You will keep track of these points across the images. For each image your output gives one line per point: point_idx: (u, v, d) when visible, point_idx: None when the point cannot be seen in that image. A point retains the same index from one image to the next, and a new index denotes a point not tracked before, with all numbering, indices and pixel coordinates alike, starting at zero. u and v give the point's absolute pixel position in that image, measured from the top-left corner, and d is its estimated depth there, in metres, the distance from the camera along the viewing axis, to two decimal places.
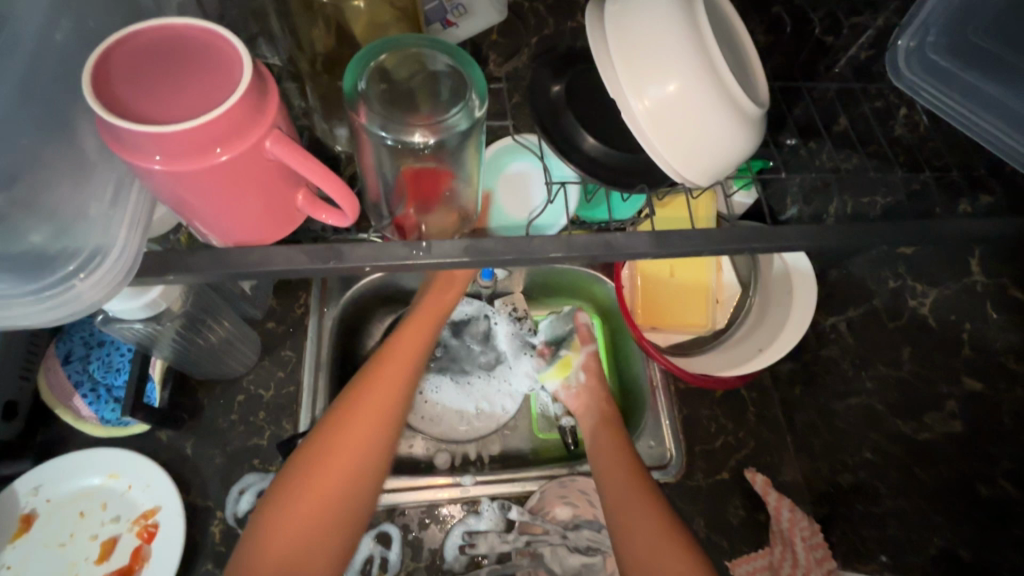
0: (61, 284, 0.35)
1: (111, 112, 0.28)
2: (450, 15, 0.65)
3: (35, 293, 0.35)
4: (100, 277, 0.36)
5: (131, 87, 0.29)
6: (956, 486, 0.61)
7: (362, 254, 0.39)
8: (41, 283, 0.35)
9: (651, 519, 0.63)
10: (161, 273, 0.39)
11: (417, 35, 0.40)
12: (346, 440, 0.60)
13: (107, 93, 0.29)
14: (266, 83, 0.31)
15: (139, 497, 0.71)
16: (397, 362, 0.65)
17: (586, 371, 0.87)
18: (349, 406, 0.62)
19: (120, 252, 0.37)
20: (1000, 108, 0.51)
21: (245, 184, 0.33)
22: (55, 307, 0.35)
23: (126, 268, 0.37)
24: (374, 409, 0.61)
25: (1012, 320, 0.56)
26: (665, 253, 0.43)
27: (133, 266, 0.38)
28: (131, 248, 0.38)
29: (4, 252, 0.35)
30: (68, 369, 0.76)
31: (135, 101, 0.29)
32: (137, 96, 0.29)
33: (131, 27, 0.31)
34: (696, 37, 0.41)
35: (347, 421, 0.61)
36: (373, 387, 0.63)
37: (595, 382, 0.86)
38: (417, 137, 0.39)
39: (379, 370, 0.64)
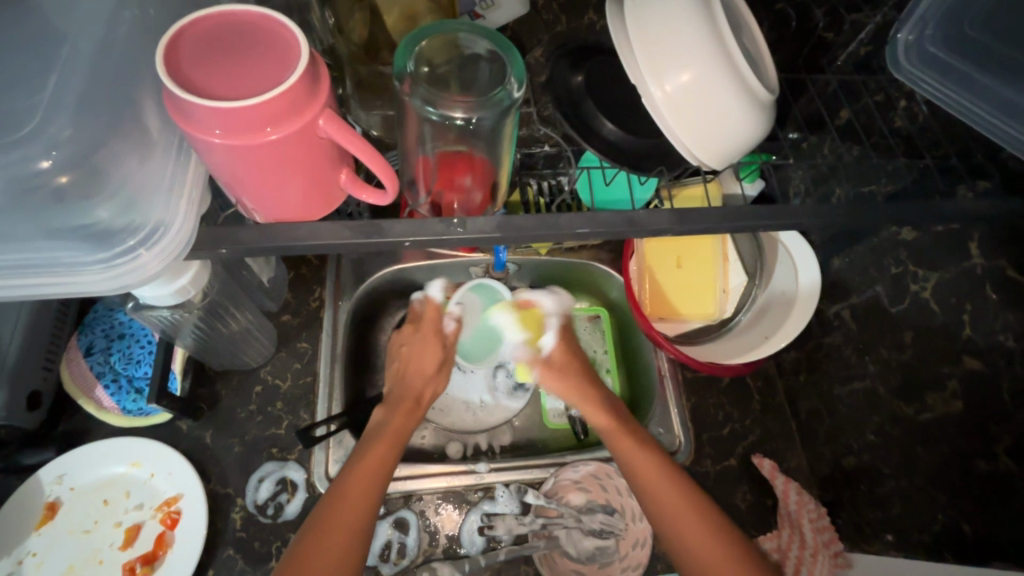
0: (127, 254, 0.38)
1: (181, 90, 0.30)
2: (479, 7, 0.67)
3: (106, 261, 0.38)
4: (162, 250, 0.39)
5: (198, 67, 0.31)
6: (957, 464, 0.63)
7: (402, 230, 0.41)
8: (109, 252, 0.38)
9: (672, 487, 0.66)
10: (212, 247, 0.41)
11: (457, 22, 0.42)
12: (316, 554, 0.57)
13: (176, 72, 0.31)
14: (319, 65, 0.34)
15: (162, 484, 0.73)
16: (364, 471, 0.64)
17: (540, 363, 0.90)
18: (316, 523, 0.60)
19: (180, 227, 0.40)
20: (994, 96, 0.54)
21: (296, 160, 0.35)
22: (122, 275, 0.38)
23: (185, 242, 0.40)
24: (344, 521, 0.60)
25: (1010, 301, 0.58)
26: (682, 231, 0.45)
27: (191, 240, 0.40)
28: (188, 224, 0.40)
29: (74, 222, 0.37)
30: (90, 360, 0.77)
31: (200, 79, 0.31)
32: (203, 76, 0.31)
33: (197, 11, 0.33)
34: (713, 26, 0.43)
35: (315, 535, 0.58)
36: (341, 501, 0.61)
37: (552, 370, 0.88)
38: (459, 113, 0.41)
39: (347, 481, 0.63)
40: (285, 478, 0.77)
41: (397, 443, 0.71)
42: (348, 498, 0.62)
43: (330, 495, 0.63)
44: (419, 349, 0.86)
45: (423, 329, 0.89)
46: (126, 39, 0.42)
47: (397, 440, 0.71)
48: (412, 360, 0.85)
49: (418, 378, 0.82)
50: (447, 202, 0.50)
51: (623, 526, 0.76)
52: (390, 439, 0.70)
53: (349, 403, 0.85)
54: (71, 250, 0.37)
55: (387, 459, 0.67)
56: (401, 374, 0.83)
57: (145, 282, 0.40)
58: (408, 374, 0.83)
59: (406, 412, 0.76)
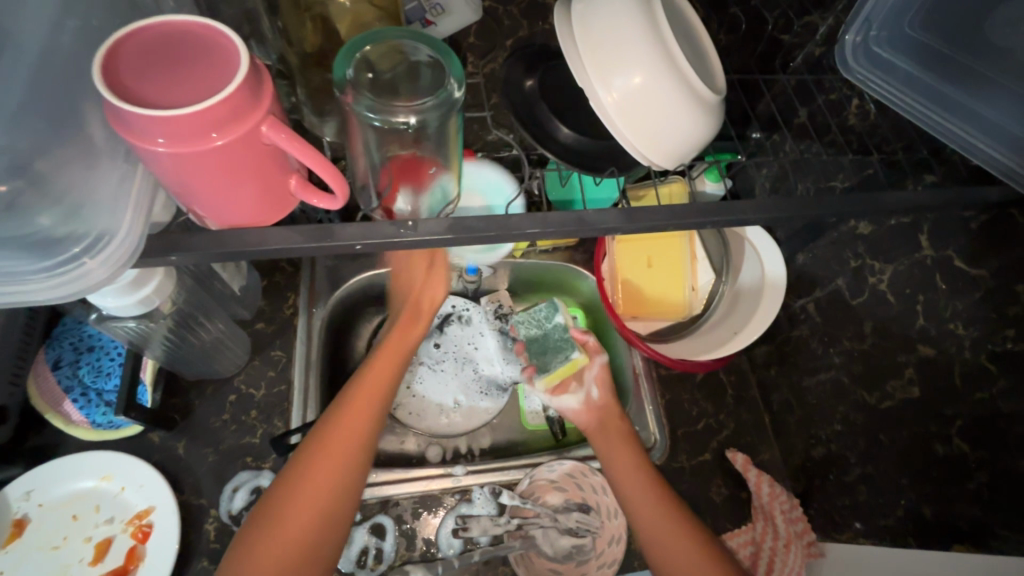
0: (70, 262, 0.39)
1: (119, 99, 0.30)
2: (429, 14, 0.69)
3: (46, 271, 0.39)
4: (106, 258, 0.40)
5: (137, 77, 0.32)
6: (918, 447, 0.64)
7: (352, 233, 0.42)
8: (52, 260, 0.39)
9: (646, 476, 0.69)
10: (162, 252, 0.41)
11: (399, 31, 0.43)
12: (304, 494, 0.58)
13: (115, 81, 0.31)
14: (260, 72, 0.34)
15: (133, 498, 0.72)
16: (354, 412, 0.64)
17: (598, 385, 0.79)
18: (303, 462, 0.60)
19: (124, 237, 0.41)
20: (933, 93, 0.57)
21: (242, 166, 0.35)
22: (66, 283, 0.40)
23: (131, 250, 0.41)
24: (332, 464, 0.60)
25: (958, 289, 0.60)
26: (632, 229, 0.46)
27: (136, 248, 0.42)
28: (133, 233, 0.42)
29: (13, 232, 0.37)
30: (58, 374, 0.76)
31: (140, 88, 0.32)
32: (143, 85, 0.32)
33: (135, 22, 0.33)
34: (657, 35, 0.45)
35: (302, 475, 0.59)
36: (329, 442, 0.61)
37: (607, 398, 0.79)
38: (401, 118, 0.42)
39: (337, 418, 0.63)
40: (260, 487, 0.77)
41: (390, 375, 0.69)
42: (337, 438, 0.62)
43: (316, 431, 0.63)
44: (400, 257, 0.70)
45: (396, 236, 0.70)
46: (76, 52, 0.42)
47: (388, 374, 0.69)
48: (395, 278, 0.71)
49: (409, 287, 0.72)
50: (401, 204, 0.50)
51: (598, 524, 0.77)
52: (383, 371, 0.69)
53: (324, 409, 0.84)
54: (12, 260, 0.37)
55: (376, 399, 0.66)
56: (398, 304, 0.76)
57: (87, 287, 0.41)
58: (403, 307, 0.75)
59: (401, 337, 0.73)
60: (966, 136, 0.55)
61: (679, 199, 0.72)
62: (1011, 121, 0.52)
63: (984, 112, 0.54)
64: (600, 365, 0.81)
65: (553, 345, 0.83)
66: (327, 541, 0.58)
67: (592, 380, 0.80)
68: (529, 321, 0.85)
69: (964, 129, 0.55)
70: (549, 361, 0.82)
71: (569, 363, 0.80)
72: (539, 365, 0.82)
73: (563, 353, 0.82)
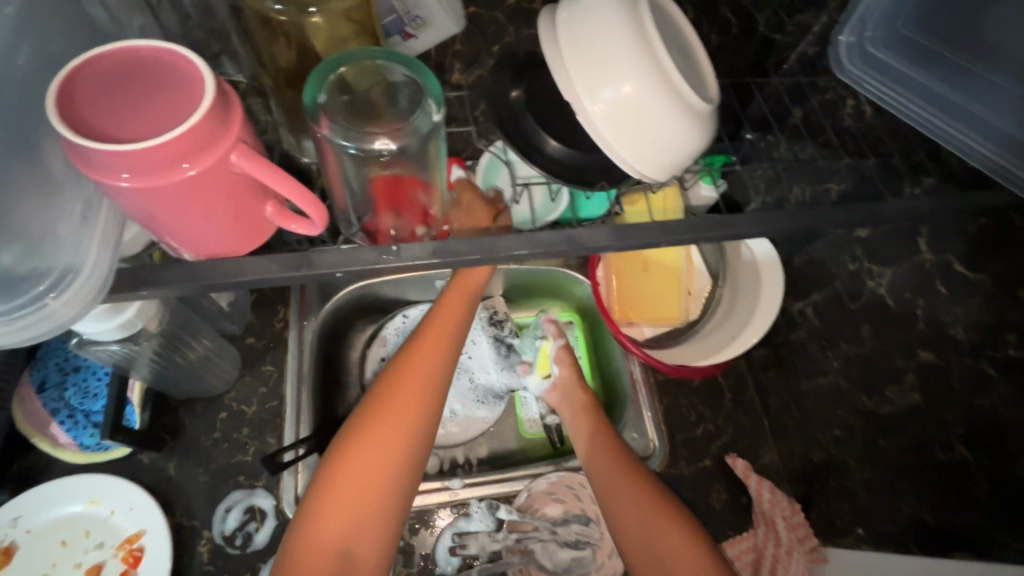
0: (32, 303, 0.37)
1: (77, 136, 0.29)
2: (409, 27, 0.68)
3: (5, 314, 0.37)
4: (71, 295, 0.38)
5: (98, 112, 0.31)
6: (918, 454, 0.63)
7: (332, 261, 0.41)
8: (12, 303, 0.37)
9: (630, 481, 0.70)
10: (131, 289, 0.42)
11: (375, 49, 0.42)
12: (366, 475, 0.59)
13: (73, 118, 0.30)
14: (231, 99, 0.33)
15: (123, 521, 0.70)
16: (411, 389, 0.63)
17: (558, 364, 0.88)
18: (345, 462, 0.59)
19: (90, 269, 0.39)
20: (929, 95, 0.56)
21: (214, 197, 0.34)
22: (28, 326, 0.37)
23: (98, 284, 0.40)
24: (381, 457, 0.60)
25: (958, 293, 0.59)
26: (624, 246, 0.44)
27: (105, 282, 0.40)
28: (100, 265, 0.40)
29: None
30: (44, 397, 0.75)
31: (100, 123, 0.31)
32: (104, 120, 0.31)
33: (91, 54, 0.32)
34: (643, 43, 0.44)
35: (346, 475, 0.59)
36: (371, 441, 0.60)
37: (568, 372, 0.87)
38: (379, 144, 0.41)
39: (380, 416, 0.61)
40: (253, 507, 0.75)
41: (436, 363, 0.66)
42: (383, 431, 0.61)
43: (360, 426, 0.61)
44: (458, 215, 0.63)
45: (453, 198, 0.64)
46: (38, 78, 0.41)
47: (432, 363, 0.65)
48: None
49: None
50: (383, 228, 0.51)
51: (598, 536, 0.77)
52: (429, 358, 0.66)
53: (318, 424, 0.83)
54: None
55: (432, 374, 0.65)
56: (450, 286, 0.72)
57: (54, 330, 0.39)
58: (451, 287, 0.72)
59: (447, 318, 0.69)
60: (962, 137, 0.54)
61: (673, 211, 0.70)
62: (1006, 124, 0.51)
63: (978, 112, 0.53)
64: (560, 345, 0.90)
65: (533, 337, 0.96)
66: (382, 535, 0.58)
67: (555, 361, 0.89)
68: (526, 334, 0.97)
69: (960, 132, 0.54)
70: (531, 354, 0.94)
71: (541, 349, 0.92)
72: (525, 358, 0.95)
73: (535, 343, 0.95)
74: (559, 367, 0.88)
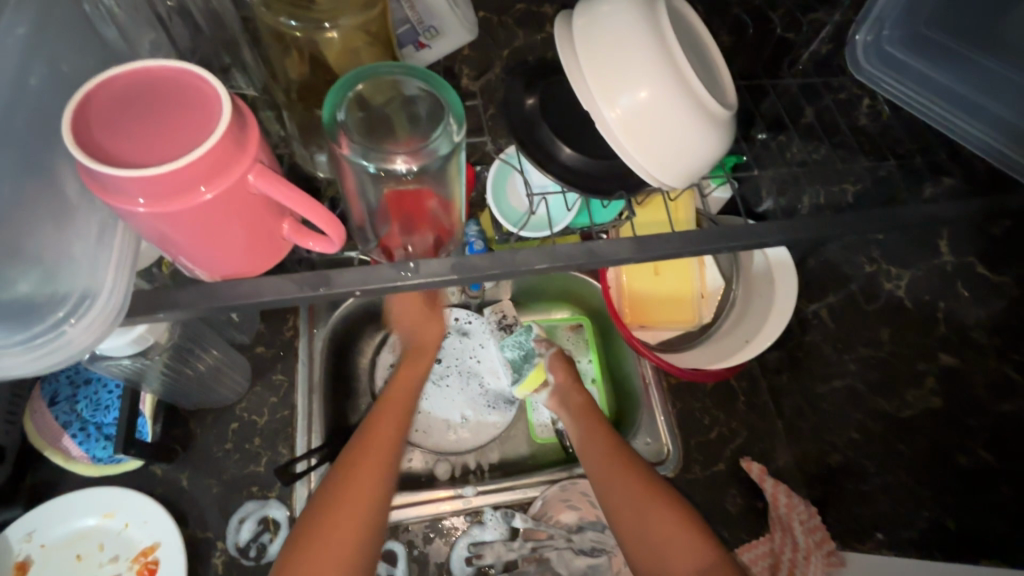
0: (51, 330, 0.37)
1: (96, 163, 0.30)
2: (423, 37, 0.68)
3: (25, 342, 0.37)
4: (89, 321, 0.38)
5: (114, 138, 0.31)
6: (938, 458, 0.63)
7: (350, 279, 0.42)
8: (31, 331, 0.37)
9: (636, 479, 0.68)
10: (148, 311, 0.41)
11: (391, 65, 0.43)
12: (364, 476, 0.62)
13: (89, 145, 0.30)
14: (245, 118, 0.33)
15: (137, 534, 0.70)
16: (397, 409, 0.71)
17: (554, 371, 0.86)
18: (350, 463, 0.63)
19: (108, 295, 0.39)
20: (945, 92, 0.57)
21: (230, 218, 0.34)
22: (48, 354, 0.37)
23: (116, 309, 0.40)
24: (378, 460, 0.64)
25: (980, 296, 0.58)
26: (645, 258, 0.44)
27: (122, 307, 0.40)
28: (118, 291, 0.40)
29: None
30: (56, 410, 0.74)
31: (116, 149, 0.31)
32: (120, 145, 0.31)
33: (105, 81, 0.32)
34: (663, 50, 0.43)
35: (352, 476, 0.62)
36: (371, 446, 0.65)
37: (564, 379, 0.85)
38: (400, 164, 0.41)
39: (377, 425, 0.68)
40: (267, 517, 0.75)
41: (407, 406, 0.72)
42: (380, 438, 0.66)
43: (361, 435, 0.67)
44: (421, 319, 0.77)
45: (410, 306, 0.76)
46: (53, 98, 0.41)
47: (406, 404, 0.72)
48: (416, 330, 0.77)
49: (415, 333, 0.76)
50: (397, 243, 0.51)
51: (613, 543, 0.77)
52: (401, 401, 0.72)
53: (329, 433, 0.82)
54: None
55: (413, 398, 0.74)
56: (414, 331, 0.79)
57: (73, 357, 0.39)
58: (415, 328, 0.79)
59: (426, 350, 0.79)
60: (983, 136, 0.54)
61: (685, 223, 0.67)
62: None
63: (998, 111, 0.53)
64: (554, 355, 0.88)
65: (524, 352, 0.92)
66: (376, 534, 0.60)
67: (550, 370, 0.87)
68: (513, 343, 0.93)
69: (980, 130, 0.55)
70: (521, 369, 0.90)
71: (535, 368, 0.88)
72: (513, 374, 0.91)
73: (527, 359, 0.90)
74: (555, 374, 0.86)
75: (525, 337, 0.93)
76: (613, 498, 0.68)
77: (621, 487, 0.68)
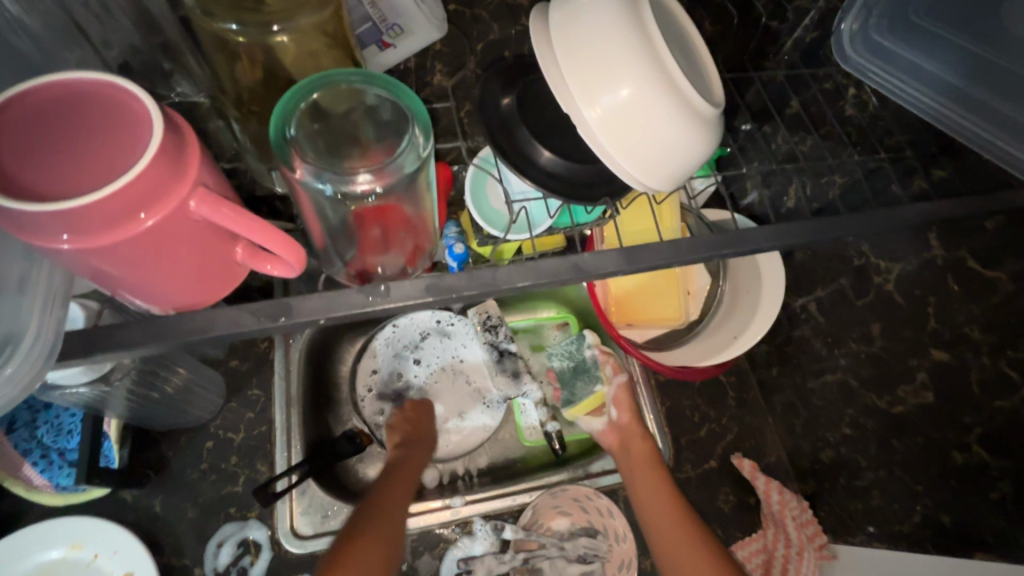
0: None
1: (15, 197, 0.27)
2: (386, 36, 0.66)
3: None
4: (14, 366, 0.35)
5: (35, 167, 0.28)
6: (932, 455, 0.62)
7: (314, 307, 0.39)
8: None
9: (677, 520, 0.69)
10: (86, 353, 0.38)
11: (349, 72, 0.40)
12: (382, 508, 0.63)
13: (6, 177, 0.28)
14: (183, 137, 0.31)
15: (108, 565, 0.67)
16: (409, 470, 0.73)
17: (618, 406, 0.82)
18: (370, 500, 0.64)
19: (35, 335, 0.36)
20: (937, 83, 0.55)
21: (175, 247, 0.32)
22: None
23: (44, 351, 0.36)
24: (395, 500, 0.65)
25: (972, 291, 0.57)
26: (633, 270, 0.42)
27: (52, 347, 0.37)
28: (47, 331, 0.37)
29: None
30: (13, 438, 0.69)
31: (35, 179, 0.28)
32: (42, 174, 0.28)
33: (23, 107, 0.30)
34: (646, 45, 0.40)
35: (370, 508, 0.62)
36: (388, 493, 0.66)
37: (628, 416, 0.81)
38: (362, 180, 0.39)
39: (391, 479, 0.70)
40: (247, 539, 0.72)
41: (411, 483, 0.71)
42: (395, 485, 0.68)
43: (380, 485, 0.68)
44: (418, 422, 0.83)
45: (411, 415, 0.83)
46: None
47: (411, 481, 0.71)
48: (418, 428, 0.82)
49: (415, 431, 0.81)
50: (370, 265, 0.50)
51: (606, 549, 0.75)
52: (406, 477, 0.71)
53: (310, 448, 0.79)
54: None
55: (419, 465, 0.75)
56: (410, 427, 0.81)
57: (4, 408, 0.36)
58: (412, 422, 0.82)
59: (424, 423, 0.83)
60: (983, 133, 0.52)
61: (671, 225, 0.64)
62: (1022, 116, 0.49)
63: (997, 104, 0.51)
64: (618, 387, 0.84)
65: (579, 373, 0.89)
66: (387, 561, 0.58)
67: (613, 404, 0.83)
68: (561, 353, 0.89)
69: (977, 124, 0.53)
70: (575, 391, 0.88)
71: (595, 394, 0.86)
72: (566, 394, 0.88)
73: (583, 381, 0.88)
74: (618, 410, 0.83)
75: (577, 348, 0.89)
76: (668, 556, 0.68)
77: (675, 549, 0.67)
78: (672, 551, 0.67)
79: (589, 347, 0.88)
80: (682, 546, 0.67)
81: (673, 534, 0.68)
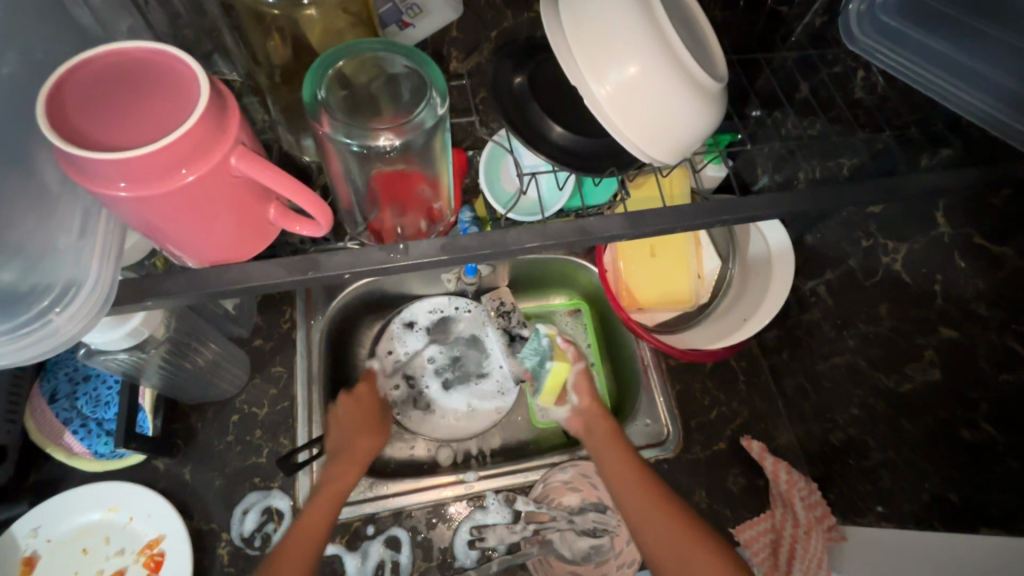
0: (36, 320, 0.38)
1: (79, 147, 0.30)
2: (406, 16, 0.67)
3: (12, 331, 0.37)
4: (73, 311, 0.39)
5: (96, 123, 0.32)
6: (941, 433, 0.62)
7: (339, 262, 0.42)
8: (15, 321, 0.38)
9: (647, 495, 0.66)
10: (137, 299, 0.41)
11: (373, 41, 0.43)
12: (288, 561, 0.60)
13: (71, 131, 0.31)
14: (225, 102, 0.34)
15: (142, 527, 0.71)
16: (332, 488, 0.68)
17: (578, 391, 0.82)
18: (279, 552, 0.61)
19: (93, 283, 0.40)
20: (940, 58, 0.55)
21: (214, 201, 0.35)
22: (32, 343, 0.38)
23: (101, 298, 0.40)
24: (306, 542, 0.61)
25: (978, 267, 0.57)
26: (637, 235, 0.44)
27: (108, 296, 0.41)
28: (104, 279, 0.41)
29: None
30: (56, 407, 0.74)
31: (97, 133, 0.32)
32: (102, 130, 0.32)
33: (87, 72, 0.33)
34: (651, 23, 0.42)
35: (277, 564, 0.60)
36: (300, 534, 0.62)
37: (590, 401, 0.81)
38: (383, 139, 0.42)
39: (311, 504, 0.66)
40: (271, 508, 0.76)
41: (335, 501, 0.67)
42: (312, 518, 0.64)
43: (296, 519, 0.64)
44: (355, 422, 0.78)
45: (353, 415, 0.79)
46: None
47: (335, 501, 0.67)
48: (354, 429, 0.77)
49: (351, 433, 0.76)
50: (388, 226, 0.52)
51: (615, 523, 0.78)
52: (326, 501, 0.66)
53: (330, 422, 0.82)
54: None
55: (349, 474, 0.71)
56: (341, 435, 0.75)
57: (61, 347, 0.40)
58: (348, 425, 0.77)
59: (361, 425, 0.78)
60: (978, 103, 0.53)
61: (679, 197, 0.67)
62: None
63: (988, 73, 0.52)
64: (579, 373, 0.84)
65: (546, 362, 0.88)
66: None
67: (574, 390, 0.83)
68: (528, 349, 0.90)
69: (979, 99, 0.52)
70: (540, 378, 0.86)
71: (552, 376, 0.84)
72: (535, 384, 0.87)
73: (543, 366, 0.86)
74: (579, 396, 0.82)
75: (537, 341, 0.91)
76: (662, 554, 0.61)
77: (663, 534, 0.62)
78: (667, 548, 0.61)
79: (546, 335, 0.87)
80: (679, 538, 0.61)
81: (665, 527, 0.62)
